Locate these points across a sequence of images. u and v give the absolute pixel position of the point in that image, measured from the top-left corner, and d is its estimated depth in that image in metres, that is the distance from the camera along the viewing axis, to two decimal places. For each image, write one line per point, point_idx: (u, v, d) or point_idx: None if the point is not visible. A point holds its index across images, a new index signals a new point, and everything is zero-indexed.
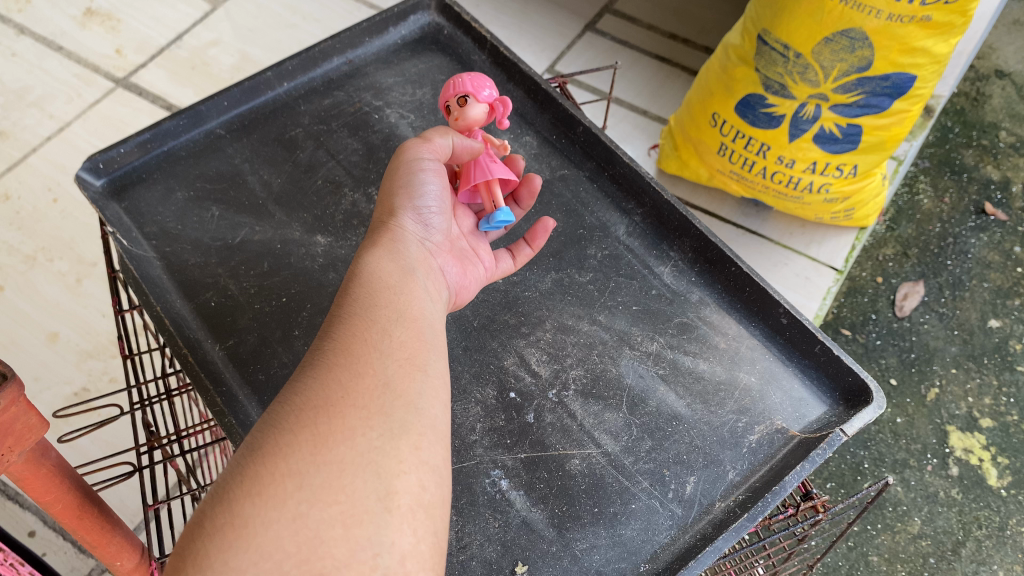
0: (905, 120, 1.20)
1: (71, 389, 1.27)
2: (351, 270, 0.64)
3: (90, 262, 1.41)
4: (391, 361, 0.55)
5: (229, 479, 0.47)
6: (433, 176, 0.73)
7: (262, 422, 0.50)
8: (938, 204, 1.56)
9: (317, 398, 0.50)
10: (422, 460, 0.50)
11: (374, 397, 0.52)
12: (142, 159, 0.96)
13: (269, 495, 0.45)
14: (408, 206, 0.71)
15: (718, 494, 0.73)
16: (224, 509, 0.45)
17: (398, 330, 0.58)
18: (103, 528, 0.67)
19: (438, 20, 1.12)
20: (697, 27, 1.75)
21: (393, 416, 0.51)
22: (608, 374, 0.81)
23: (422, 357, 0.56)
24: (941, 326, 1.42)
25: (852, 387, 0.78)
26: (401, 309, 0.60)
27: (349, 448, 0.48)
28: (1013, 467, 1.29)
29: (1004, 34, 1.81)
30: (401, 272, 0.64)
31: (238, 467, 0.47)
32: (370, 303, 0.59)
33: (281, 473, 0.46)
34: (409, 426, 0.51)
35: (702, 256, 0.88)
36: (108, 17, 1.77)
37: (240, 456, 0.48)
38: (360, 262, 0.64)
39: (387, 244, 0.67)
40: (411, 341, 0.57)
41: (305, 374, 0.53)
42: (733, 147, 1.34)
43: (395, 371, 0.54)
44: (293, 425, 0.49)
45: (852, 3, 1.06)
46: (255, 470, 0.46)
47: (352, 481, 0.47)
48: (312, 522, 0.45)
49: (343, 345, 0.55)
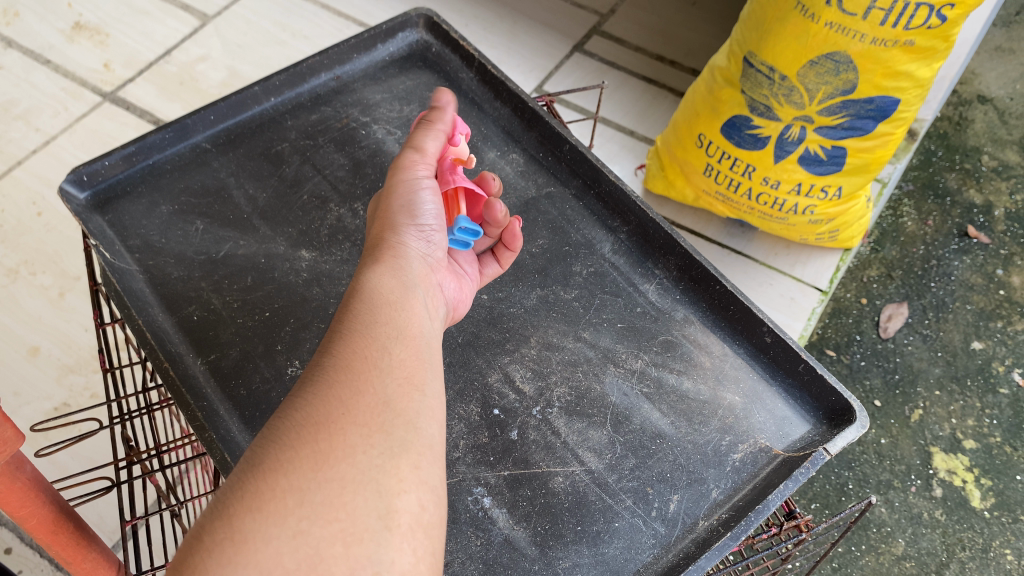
0: (889, 143, 1.22)
1: (52, 403, 1.26)
2: (351, 285, 0.63)
3: (74, 276, 1.40)
4: (391, 379, 0.54)
5: (229, 493, 0.45)
6: (433, 197, 0.72)
7: (261, 437, 0.49)
8: (922, 226, 1.57)
9: (317, 414, 0.50)
10: (421, 479, 0.50)
11: (374, 415, 0.51)
12: (127, 173, 0.96)
13: (269, 511, 0.44)
14: (410, 224, 0.69)
15: (701, 513, 0.73)
16: (225, 522, 0.44)
17: (397, 348, 0.57)
18: (79, 544, 0.66)
19: (426, 37, 1.12)
20: (684, 49, 1.76)
21: (393, 434, 0.51)
22: (593, 392, 0.81)
23: (420, 377, 0.56)
24: (924, 347, 1.43)
25: (836, 407, 0.78)
26: (401, 327, 0.59)
27: (350, 465, 0.48)
28: (996, 488, 1.29)
29: (987, 60, 1.84)
30: (402, 289, 0.63)
31: (237, 483, 0.46)
32: (371, 319, 0.58)
33: (281, 489, 0.45)
34: (409, 444, 0.51)
35: (687, 274, 0.88)
36: (96, 31, 1.77)
37: (239, 472, 0.47)
38: (360, 278, 0.63)
39: (389, 260, 0.66)
40: (409, 360, 0.57)
41: (305, 391, 0.52)
42: (721, 168, 1.34)
43: (395, 390, 0.54)
44: (294, 441, 0.48)
45: (836, 26, 1.07)
46: (255, 486, 0.45)
47: (352, 499, 0.46)
48: (313, 539, 0.44)
49: (343, 361, 0.54)
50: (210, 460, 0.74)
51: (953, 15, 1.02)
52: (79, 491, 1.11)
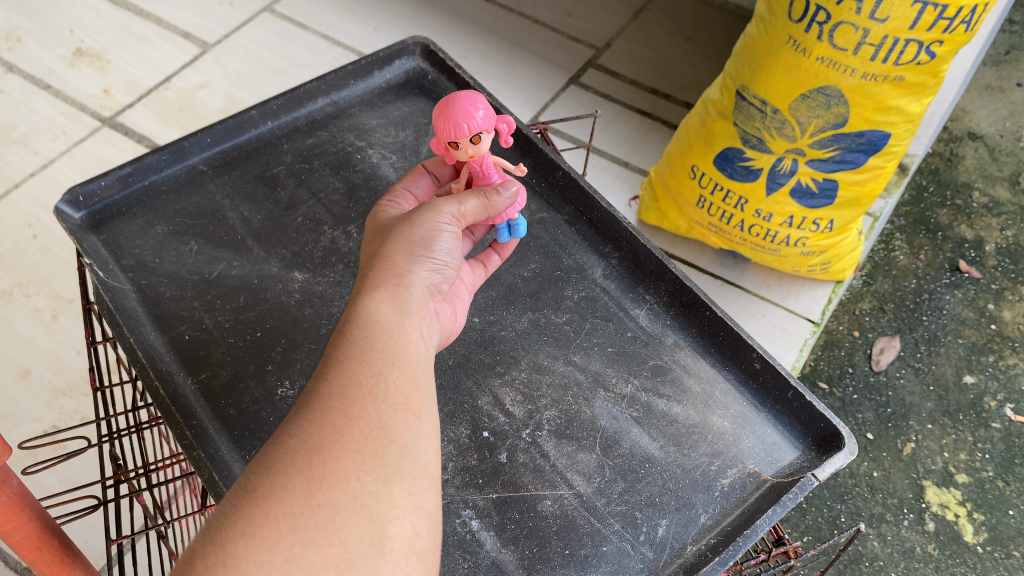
0: (881, 175, 1.23)
1: (41, 427, 1.25)
2: (348, 310, 0.62)
3: (67, 298, 1.40)
4: (387, 405, 0.53)
5: (222, 518, 0.45)
6: (452, 239, 0.70)
7: (254, 463, 0.49)
8: (913, 260, 1.59)
9: (311, 441, 0.49)
10: (416, 505, 0.50)
11: (368, 441, 0.51)
12: (123, 193, 0.96)
13: (263, 536, 0.44)
14: (424, 256, 0.68)
15: (689, 537, 0.73)
16: (216, 547, 0.44)
17: (393, 374, 0.56)
18: (63, 561, 0.65)
19: (422, 64, 1.13)
20: (678, 82, 1.78)
21: (387, 460, 0.50)
22: (582, 415, 0.81)
23: (417, 402, 0.55)
24: (916, 381, 1.43)
25: (825, 433, 0.78)
26: (397, 353, 0.58)
27: (344, 492, 0.48)
28: (989, 523, 1.29)
29: (977, 98, 1.86)
30: (399, 316, 0.62)
31: (231, 509, 0.46)
32: (366, 345, 0.58)
33: (275, 515, 0.45)
34: (404, 470, 0.50)
35: (677, 300, 0.89)
36: (97, 58, 1.78)
37: (233, 497, 0.47)
38: (358, 304, 0.62)
39: (392, 288, 0.65)
40: (406, 385, 0.56)
41: (299, 417, 0.51)
42: (714, 200, 1.36)
43: (391, 415, 0.53)
44: (288, 468, 0.48)
45: (827, 62, 1.09)
46: (248, 511, 0.45)
47: (346, 524, 0.46)
48: (305, 564, 0.44)
49: (338, 389, 0.53)
50: (198, 479, 0.74)
51: (941, 51, 1.04)
52: (65, 511, 1.11)
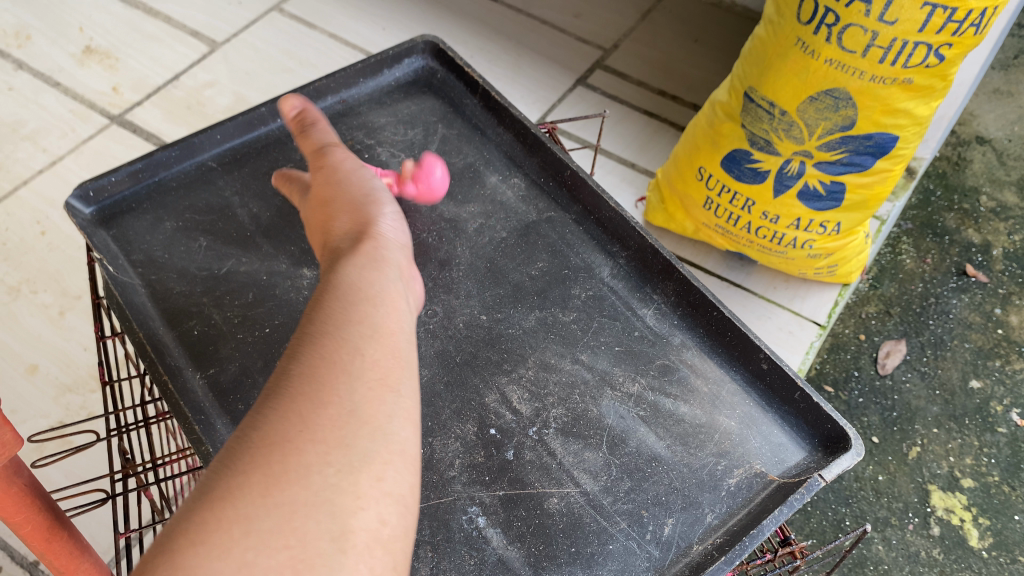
0: (887, 179, 1.22)
1: (48, 422, 1.26)
2: (323, 285, 0.58)
3: (74, 295, 1.40)
4: (360, 384, 0.49)
5: (172, 526, 0.41)
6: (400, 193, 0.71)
7: (213, 460, 0.44)
8: (920, 264, 1.58)
9: (274, 432, 0.45)
10: (385, 491, 0.46)
11: (334, 428, 0.46)
12: (133, 189, 0.97)
13: (214, 542, 0.40)
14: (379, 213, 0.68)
15: (695, 537, 0.73)
16: (163, 557, 0.39)
17: (370, 348, 0.52)
18: (72, 553, 0.65)
19: (431, 63, 1.13)
20: (686, 84, 1.78)
21: (354, 447, 0.46)
22: (588, 414, 0.81)
23: (395, 376, 0.51)
24: (923, 385, 1.43)
25: (831, 434, 0.78)
26: (377, 323, 0.55)
27: (303, 488, 0.43)
28: (994, 528, 1.28)
29: (985, 102, 1.86)
30: (380, 287, 0.59)
31: (184, 514, 0.41)
32: (344, 317, 0.54)
33: (228, 519, 0.41)
34: (373, 455, 0.46)
35: (684, 300, 0.89)
36: (106, 56, 1.79)
37: (188, 499, 0.43)
38: (333, 277, 0.59)
39: (368, 262, 0.61)
40: (382, 361, 0.52)
41: (265, 405, 0.47)
42: (720, 203, 1.36)
43: (363, 395, 0.49)
44: (244, 464, 0.43)
45: (836, 64, 1.09)
46: (200, 516, 0.41)
47: (304, 523, 0.42)
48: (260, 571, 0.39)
49: (309, 370, 0.49)
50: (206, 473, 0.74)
51: (950, 55, 1.04)
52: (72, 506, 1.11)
